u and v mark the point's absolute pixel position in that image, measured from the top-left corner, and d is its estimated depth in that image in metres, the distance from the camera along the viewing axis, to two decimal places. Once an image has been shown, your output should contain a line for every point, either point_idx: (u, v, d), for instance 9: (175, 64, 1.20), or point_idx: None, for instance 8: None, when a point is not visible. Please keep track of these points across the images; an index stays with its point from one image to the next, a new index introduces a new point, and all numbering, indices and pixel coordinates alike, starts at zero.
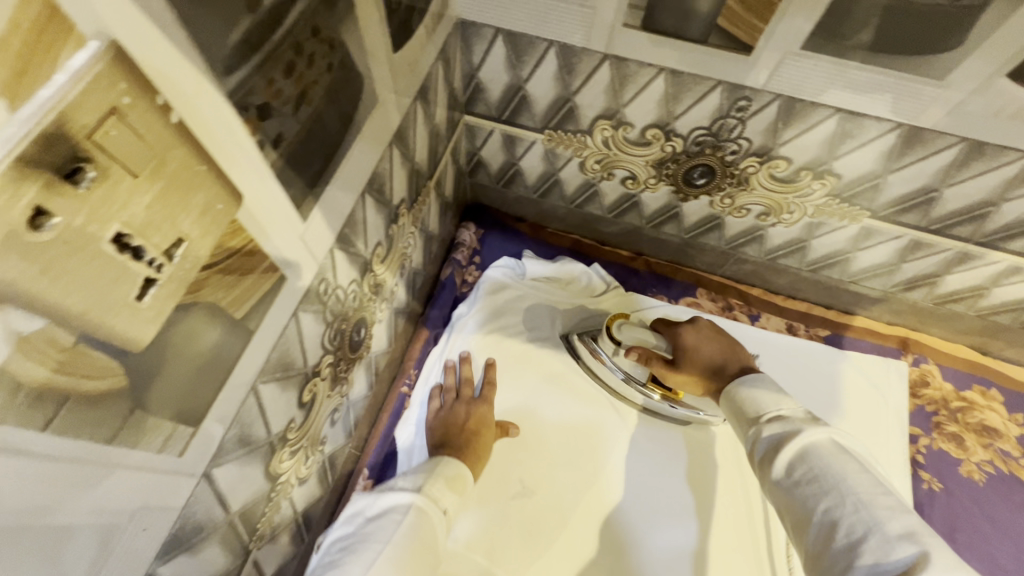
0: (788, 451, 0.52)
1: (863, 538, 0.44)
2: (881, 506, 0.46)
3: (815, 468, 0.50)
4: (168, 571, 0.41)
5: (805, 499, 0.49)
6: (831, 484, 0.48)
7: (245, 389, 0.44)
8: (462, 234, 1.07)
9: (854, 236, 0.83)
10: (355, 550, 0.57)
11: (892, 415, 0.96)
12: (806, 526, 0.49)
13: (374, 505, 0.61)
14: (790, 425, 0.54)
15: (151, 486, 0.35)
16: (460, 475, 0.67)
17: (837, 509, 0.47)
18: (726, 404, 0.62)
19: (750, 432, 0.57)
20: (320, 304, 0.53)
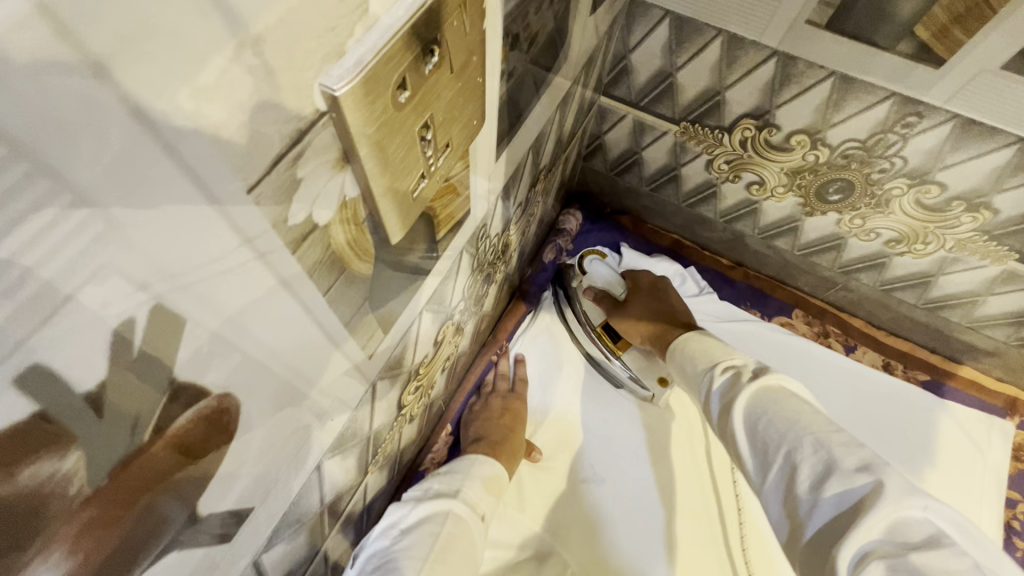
0: (743, 396, 0.50)
1: (824, 473, 0.42)
2: (839, 444, 0.43)
3: (767, 405, 0.48)
4: (328, 468, 0.43)
5: (763, 444, 0.47)
6: (785, 424, 0.46)
7: (416, 312, 0.46)
8: (566, 219, 1.08)
9: (991, 278, 0.78)
10: (394, 566, 0.56)
11: (991, 473, 0.90)
12: (759, 471, 0.47)
13: (410, 519, 0.62)
14: (742, 371, 0.54)
15: (348, 377, 0.37)
16: (495, 476, 0.72)
17: (796, 452, 0.44)
18: (676, 356, 0.65)
19: (705, 381, 0.57)
20: (475, 248, 0.55)
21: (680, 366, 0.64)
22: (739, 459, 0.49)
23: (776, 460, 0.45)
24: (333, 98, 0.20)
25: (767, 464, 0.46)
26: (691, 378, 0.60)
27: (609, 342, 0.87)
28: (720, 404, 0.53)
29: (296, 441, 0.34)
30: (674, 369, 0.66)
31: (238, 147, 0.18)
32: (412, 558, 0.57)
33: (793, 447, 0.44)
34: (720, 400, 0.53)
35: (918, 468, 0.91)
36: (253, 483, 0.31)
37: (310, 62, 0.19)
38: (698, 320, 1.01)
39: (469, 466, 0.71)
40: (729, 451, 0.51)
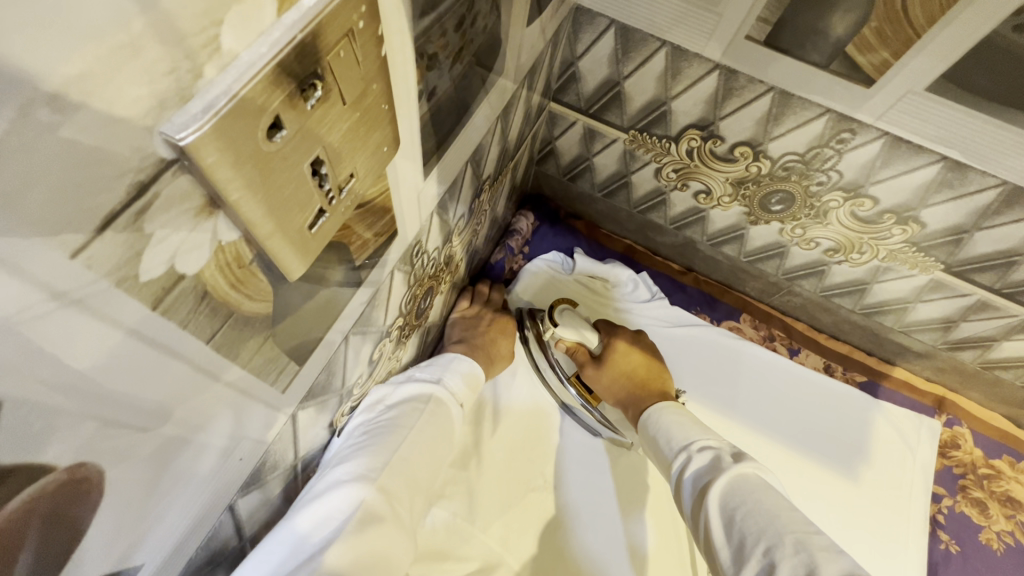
0: (720, 480, 0.55)
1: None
2: (818, 549, 0.47)
3: (745, 497, 0.53)
4: (243, 504, 0.41)
5: (744, 537, 0.50)
6: (767, 522, 0.50)
7: (341, 336, 0.43)
8: (519, 221, 1.06)
9: (920, 287, 0.82)
10: (384, 434, 0.56)
11: (919, 470, 0.95)
12: (734, 562, 0.50)
13: (392, 396, 0.61)
14: (718, 457, 0.60)
15: (257, 414, 0.35)
16: (472, 372, 0.71)
17: (776, 549, 0.47)
18: (645, 429, 0.72)
19: (680, 459, 0.62)
20: (410, 265, 0.53)
21: (651, 438, 0.70)
22: (712, 549, 0.52)
23: (757, 554, 0.48)
24: (179, 147, 0.18)
25: (742, 558, 0.49)
26: (664, 452, 0.66)
27: (583, 391, 0.90)
28: (695, 486, 0.58)
29: (194, 488, 0.32)
30: (643, 436, 0.71)
31: (40, 207, 0.16)
32: (405, 428, 0.57)
33: (773, 545, 0.48)
34: (695, 481, 0.58)
35: (854, 468, 0.96)
36: (142, 538, 0.29)
37: (144, 111, 0.17)
38: (648, 327, 1.02)
39: (448, 360, 0.70)
40: (700, 536, 0.55)
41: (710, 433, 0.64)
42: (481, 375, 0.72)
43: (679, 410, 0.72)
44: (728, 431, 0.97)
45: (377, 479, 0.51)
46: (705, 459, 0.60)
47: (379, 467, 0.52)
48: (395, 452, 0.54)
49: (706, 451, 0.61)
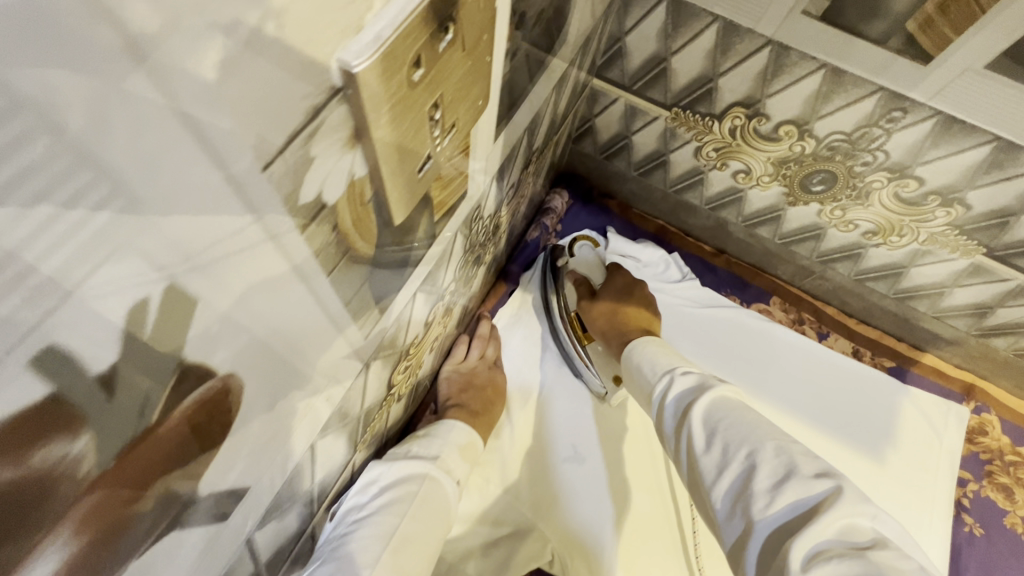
0: (703, 399, 0.57)
1: (783, 479, 0.47)
2: (798, 452, 0.50)
3: (727, 411, 0.55)
4: (320, 447, 0.43)
5: (726, 446, 0.51)
6: (747, 431, 0.52)
7: (411, 292, 0.45)
8: (553, 199, 1.07)
9: (958, 271, 0.82)
10: (374, 524, 0.57)
11: (946, 456, 0.96)
12: (718, 472, 0.51)
13: (384, 479, 0.61)
14: (702, 379, 0.60)
15: (344, 357, 0.37)
16: (470, 441, 0.72)
17: (757, 453, 0.50)
18: (630, 356, 0.71)
19: (663, 382, 0.63)
20: (468, 229, 0.54)
21: (635, 365, 0.69)
22: (694, 465, 0.54)
23: (740, 462, 0.50)
24: (350, 73, 0.20)
25: (726, 465, 0.51)
26: (647, 376, 0.66)
27: (577, 330, 0.88)
28: (679, 407, 0.59)
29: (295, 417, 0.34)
30: (626, 368, 0.71)
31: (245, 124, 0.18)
32: (395, 517, 0.58)
33: (755, 448, 0.50)
34: (678, 403, 0.59)
35: (880, 451, 0.97)
36: (253, 461, 0.31)
37: (325, 43, 0.18)
38: (677, 308, 1.04)
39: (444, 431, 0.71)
40: (682, 452, 0.56)
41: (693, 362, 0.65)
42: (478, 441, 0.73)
43: (662, 345, 0.71)
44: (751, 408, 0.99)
45: None
46: (689, 382, 0.60)
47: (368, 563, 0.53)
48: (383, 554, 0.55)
49: (690, 375, 0.61)
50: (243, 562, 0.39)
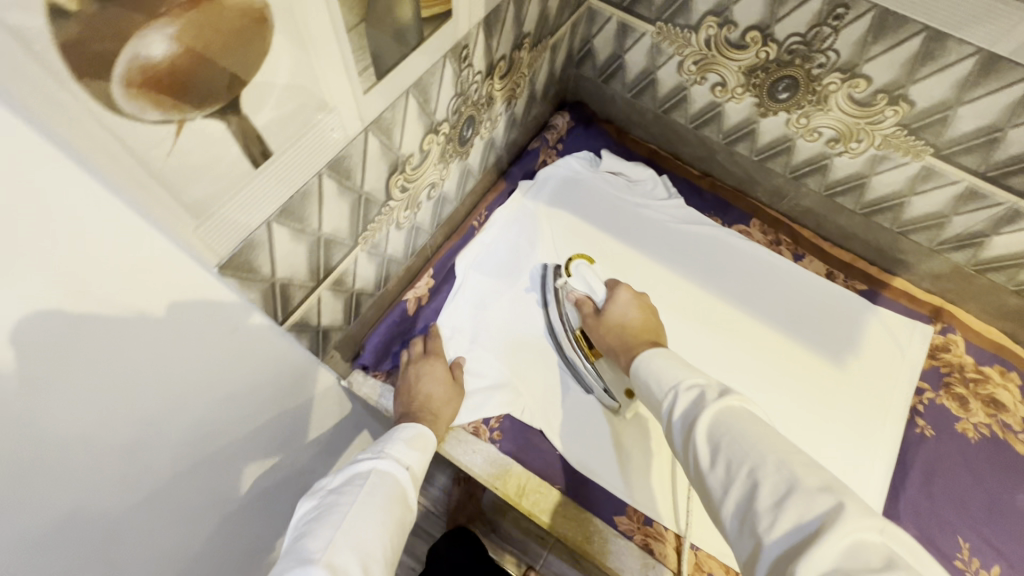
0: (707, 414, 0.58)
1: (785, 495, 0.49)
2: (799, 465, 0.51)
3: (732, 430, 0.56)
4: (327, 187, 0.56)
5: (732, 470, 0.53)
6: (750, 448, 0.53)
7: (406, 86, 0.59)
8: (556, 119, 1.20)
9: (913, 176, 0.90)
10: (324, 518, 0.59)
11: (906, 367, 1.02)
12: (723, 487, 0.54)
13: (341, 480, 0.65)
14: (703, 394, 0.62)
15: (348, 96, 0.51)
16: (420, 436, 0.76)
17: (759, 470, 0.51)
18: (637, 373, 0.74)
19: (670, 399, 0.65)
20: (459, 67, 0.68)
21: (642, 381, 0.72)
22: (704, 482, 0.56)
23: (743, 479, 0.52)
24: None
25: (730, 481, 0.53)
26: (654, 395, 0.69)
27: (585, 346, 0.95)
28: (685, 424, 0.61)
29: (312, 118, 0.48)
30: (636, 384, 0.74)
31: None
32: (346, 506, 0.61)
33: (757, 465, 0.52)
34: (684, 420, 0.61)
35: (842, 357, 1.04)
36: (278, 123, 0.45)
37: None
38: (661, 221, 1.15)
39: (398, 432, 0.75)
40: (691, 468, 0.59)
41: (698, 372, 0.67)
42: (430, 436, 0.78)
43: (669, 353, 0.73)
44: (721, 311, 1.09)
45: (322, 557, 0.54)
46: (690, 398, 0.63)
47: (321, 546, 0.55)
48: (335, 534, 0.57)
49: (693, 390, 0.64)
50: (261, 248, 0.52)
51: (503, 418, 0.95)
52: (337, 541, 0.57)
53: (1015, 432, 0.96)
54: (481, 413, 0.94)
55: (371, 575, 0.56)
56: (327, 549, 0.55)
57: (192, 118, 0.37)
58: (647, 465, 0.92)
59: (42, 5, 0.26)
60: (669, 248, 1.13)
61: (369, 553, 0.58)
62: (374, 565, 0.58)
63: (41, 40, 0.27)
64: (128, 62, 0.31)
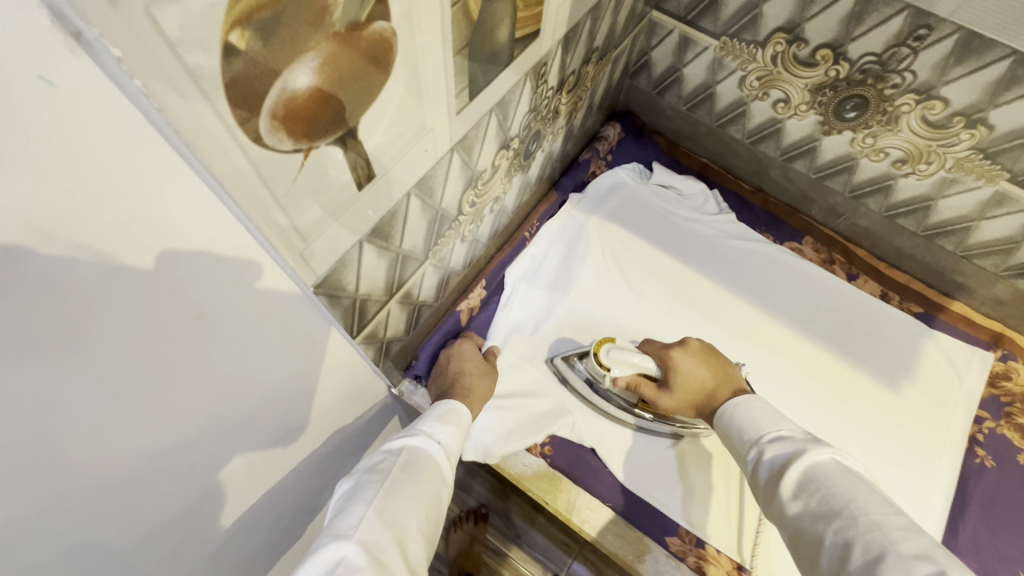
0: (794, 468, 0.59)
1: (876, 556, 0.47)
2: (894, 529, 0.49)
3: (822, 485, 0.56)
4: (413, 206, 0.57)
5: (821, 527, 0.53)
6: (840, 502, 0.53)
7: (491, 105, 0.59)
8: (606, 129, 1.19)
9: (985, 201, 0.87)
10: (358, 494, 0.60)
11: (963, 394, 1.00)
12: (816, 542, 0.53)
13: (374, 459, 0.65)
14: (794, 446, 0.62)
15: (444, 117, 0.51)
16: (454, 413, 0.76)
17: (850, 529, 0.50)
18: (722, 428, 0.75)
19: (754, 451, 0.66)
20: (536, 83, 0.67)
21: (727, 430, 0.73)
22: (799, 530, 0.55)
23: (833, 537, 0.51)
24: None
25: (821, 539, 0.52)
26: (740, 445, 0.70)
27: (654, 407, 0.92)
28: (772, 469, 0.62)
29: (412, 140, 0.48)
30: (721, 430, 0.75)
31: None
32: (380, 480, 0.61)
33: (846, 521, 0.51)
34: (771, 467, 0.62)
35: (898, 381, 1.02)
36: (386, 146, 0.45)
37: None
38: (712, 237, 1.13)
39: (432, 411, 0.76)
40: (778, 515, 0.59)
41: (782, 423, 0.68)
42: (465, 411, 0.78)
43: (754, 400, 0.74)
44: (772, 330, 1.07)
45: (353, 535, 0.54)
46: (776, 449, 0.64)
47: (354, 523, 0.55)
48: (369, 509, 0.57)
49: (779, 442, 0.64)
50: (352, 267, 0.53)
51: (551, 438, 0.95)
52: (372, 517, 0.56)
53: None
54: (530, 436, 0.93)
55: (408, 551, 0.56)
56: (359, 528, 0.55)
57: (321, 144, 0.37)
58: (698, 484, 0.92)
59: (217, 45, 0.26)
60: (719, 265, 1.11)
61: (404, 528, 0.57)
62: (411, 541, 0.57)
63: (210, 77, 0.27)
64: (278, 94, 0.31)
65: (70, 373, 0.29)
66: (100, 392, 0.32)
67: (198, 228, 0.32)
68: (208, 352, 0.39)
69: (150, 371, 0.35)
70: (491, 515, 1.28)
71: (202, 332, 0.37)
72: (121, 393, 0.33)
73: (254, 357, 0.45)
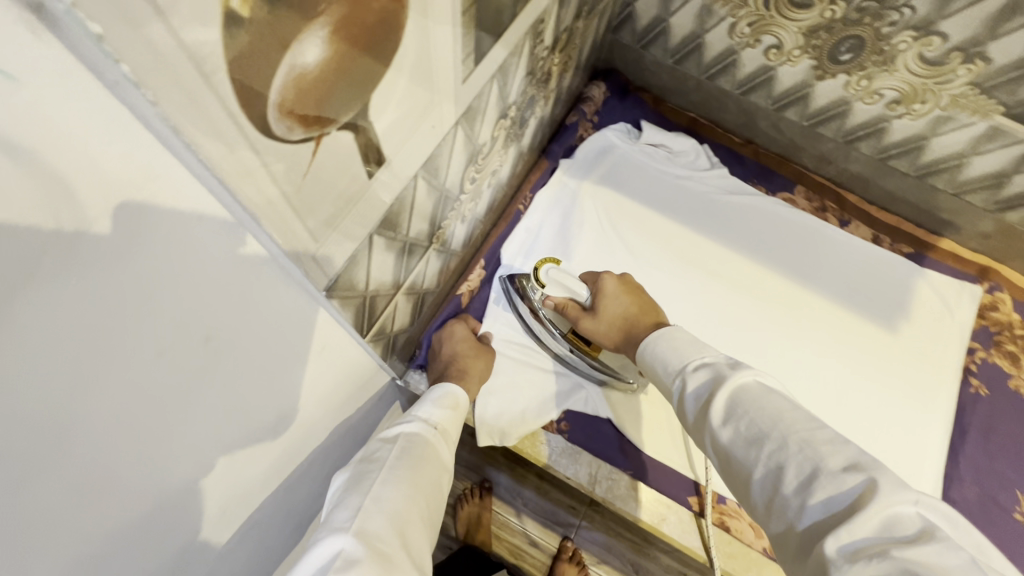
0: (721, 395, 0.53)
1: (811, 477, 0.43)
2: (822, 444, 0.45)
3: (748, 408, 0.50)
4: (419, 188, 0.51)
5: (752, 455, 0.48)
6: (770, 425, 0.48)
7: (493, 71, 0.53)
8: (592, 89, 1.13)
9: (977, 136, 0.87)
10: (353, 484, 0.55)
11: (956, 328, 1.03)
12: (749, 473, 0.48)
13: (369, 448, 0.61)
14: (716, 371, 0.56)
15: (451, 89, 0.45)
16: (451, 397, 0.73)
17: (783, 454, 0.46)
18: (643, 360, 0.66)
19: (677, 383, 0.59)
20: (533, 43, 0.62)
21: (647, 363, 0.65)
22: (730, 462, 0.50)
23: (765, 466, 0.47)
24: None
25: (754, 469, 0.48)
26: (661, 378, 0.63)
27: (582, 344, 0.88)
28: (697, 402, 0.55)
29: (420, 116, 0.42)
30: (643, 367, 0.67)
31: None
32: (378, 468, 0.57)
33: (779, 447, 0.46)
34: (696, 399, 0.56)
35: (895, 322, 1.04)
36: (395, 125, 0.39)
37: None
38: (706, 193, 1.11)
39: (427, 396, 0.73)
40: (711, 450, 0.53)
41: (704, 349, 0.60)
42: (460, 395, 0.75)
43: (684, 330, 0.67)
44: (771, 281, 1.06)
45: (351, 525, 0.49)
46: (700, 378, 0.57)
47: (351, 513, 0.51)
48: (367, 497, 0.53)
49: (702, 369, 0.57)
50: (362, 263, 0.48)
51: (566, 413, 0.93)
52: (369, 506, 0.52)
53: None
54: (545, 412, 0.92)
55: (409, 540, 0.52)
56: (357, 517, 0.51)
57: (334, 128, 0.32)
58: None
59: (218, 17, 0.21)
60: (715, 221, 1.09)
61: (404, 516, 0.53)
62: (411, 529, 0.53)
63: (213, 57, 0.22)
64: (288, 70, 0.26)
65: (72, 411, 0.27)
66: (106, 423, 0.29)
67: (206, 245, 0.30)
68: (212, 375, 0.36)
69: (163, 403, 0.33)
70: (498, 488, 1.26)
71: (211, 353, 0.35)
72: (127, 423, 0.31)
73: (264, 376, 0.43)
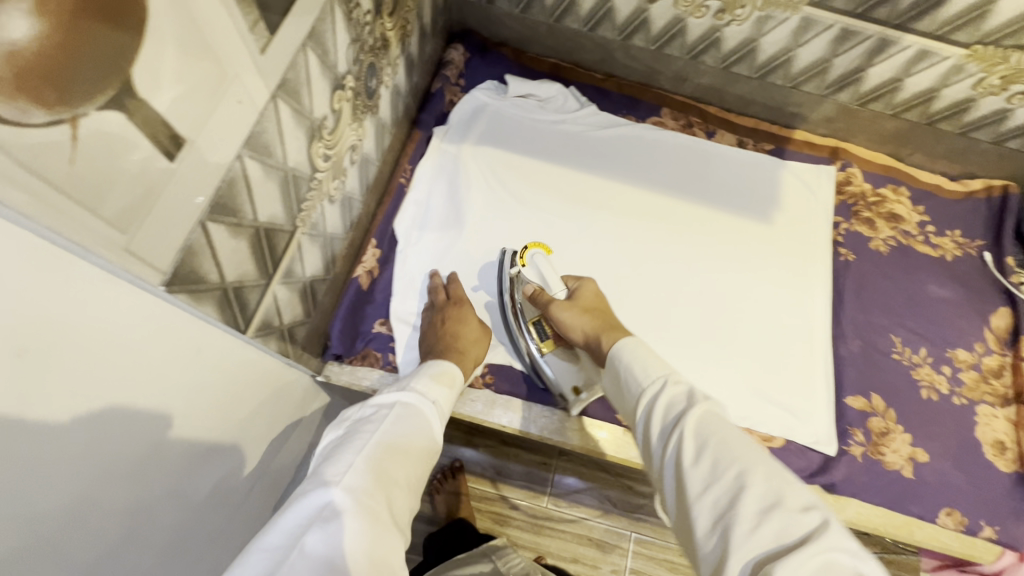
0: (698, 411, 0.55)
1: (771, 507, 0.47)
2: (785, 480, 0.49)
3: (722, 433, 0.53)
4: (248, 168, 0.50)
5: (716, 471, 0.50)
6: (741, 454, 0.51)
7: (302, 38, 0.53)
8: (450, 54, 1.15)
9: (794, 29, 0.96)
10: (345, 442, 0.57)
11: (820, 207, 1.13)
12: (704, 482, 0.50)
13: (365, 412, 0.62)
14: (692, 390, 0.59)
15: (249, 60, 0.45)
16: (446, 373, 0.73)
17: (748, 480, 0.49)
18: (615, 361, 0.68)
19: (650, 389, 0.61)
20: (348, 7, 0.62)
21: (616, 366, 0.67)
22: (682, 474, 0.53)
23: (728, 485, 0.49)
24: None
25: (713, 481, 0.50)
26: (629, 382, 0.64)
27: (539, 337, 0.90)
28: (668, 414, 0.58)
29: (215, 90, 0.42)
30: (609, 370, 0.69)
31: None
32: (372, 430, 0.59)
33: (746, 471, 0.49)
34: (669, 411, 0.58)
35: (769, 213, 1.13)
36: (183, 100, 0.39)
37: None
38: (580, 132, 1.15)
39: (421, 371, 0.73)
40: (667, 460, 0.55)
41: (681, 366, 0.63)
42: (457, 372, 0.75)
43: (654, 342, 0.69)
44: (655, 200, 1.13)
45: (343, 482, 0.51)
46: (675, 391, 0.60)
47: (341, 470, 0.53)
48: (359, 458, 0.54)
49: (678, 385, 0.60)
50: (204, 253, 0.47)
51: (490, 366, 0.96)
52: (360, 465, 0.54)
53: (913, 236, 1.12)
54: None
55: (393, 503, 0.54)
56: (349, 475, 0.52)
57: (92, 109, 0.32)
58: None
59: None
60: (593, 156, 1.14)
61: (391, 479, 0.55)
62: (397, 493, 0.55)
63: None
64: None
65: None
66: None
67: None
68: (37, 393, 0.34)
69: None
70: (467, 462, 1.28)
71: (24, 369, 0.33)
72: None
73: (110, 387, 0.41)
